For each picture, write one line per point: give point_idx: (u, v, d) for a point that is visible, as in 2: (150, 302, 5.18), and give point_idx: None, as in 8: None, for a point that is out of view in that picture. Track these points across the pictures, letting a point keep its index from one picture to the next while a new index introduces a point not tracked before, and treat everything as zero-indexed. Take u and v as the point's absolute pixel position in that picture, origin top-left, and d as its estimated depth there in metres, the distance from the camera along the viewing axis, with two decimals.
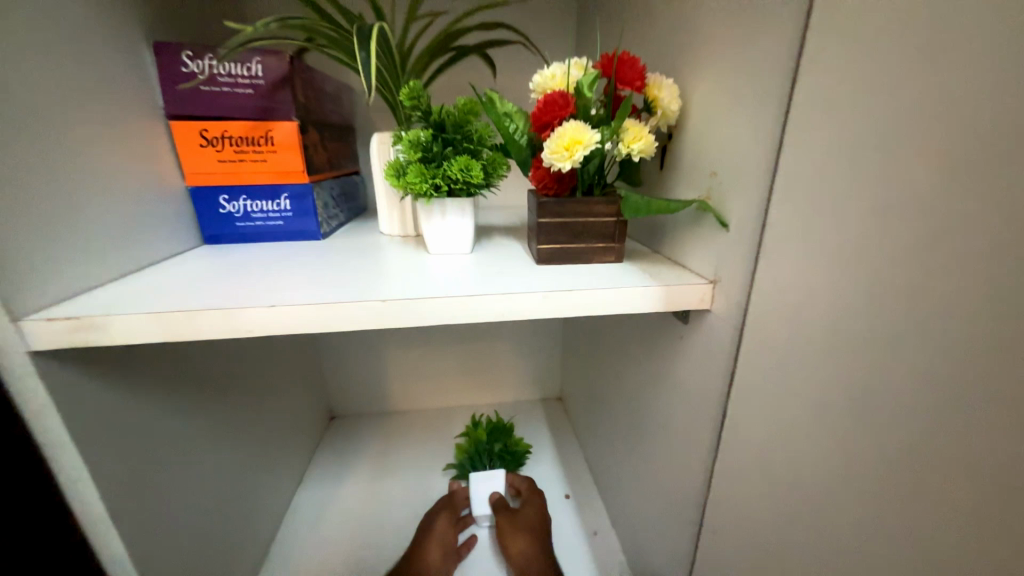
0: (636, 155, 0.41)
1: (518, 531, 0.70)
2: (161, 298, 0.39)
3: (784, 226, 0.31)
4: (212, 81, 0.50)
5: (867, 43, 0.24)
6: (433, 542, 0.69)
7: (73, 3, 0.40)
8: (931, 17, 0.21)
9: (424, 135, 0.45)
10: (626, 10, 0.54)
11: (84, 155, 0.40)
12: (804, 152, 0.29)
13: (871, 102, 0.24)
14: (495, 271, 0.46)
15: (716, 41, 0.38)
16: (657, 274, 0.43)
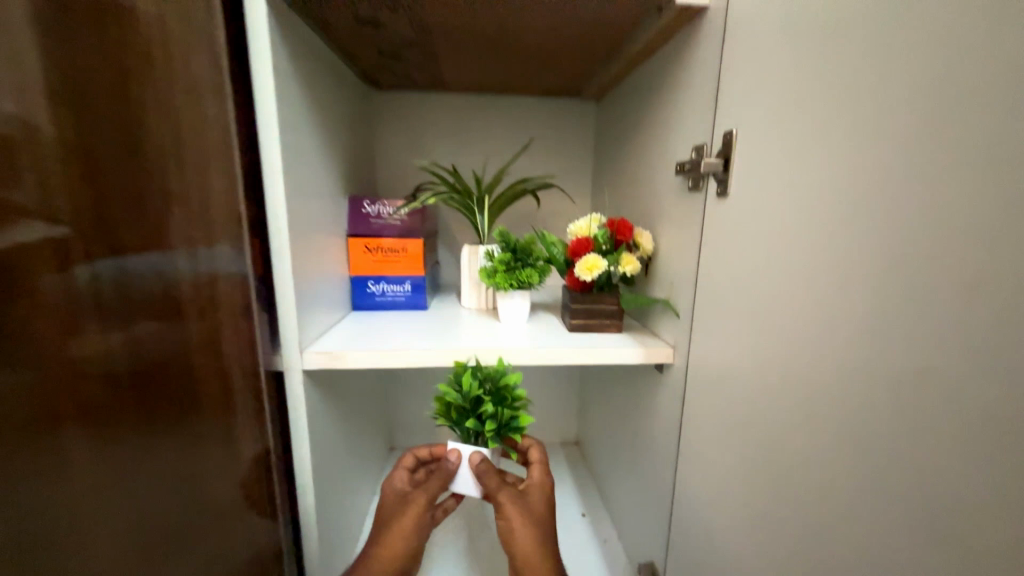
0: (628, 272, 0.73)
1: (517, 519, 0.58)
2: (361, 344, 0.70)
3: (702, 319, 0.61)
4: (379, 216, 0.85)
5: (723, 245, 0.56)
6: (404, 515, 0.61)
7: (326, 185, 0.76)
8: (738, 243, 0.53)
9: (505, 254, 0.78)
10: (622, 179, 0.90)
11: (322, 263, 0.73)
12: (707, 285, 0.60)
13: (726, 270, 0.55)
14: (543, 334, 0.76)
15: (668, 217, 0.71)
16: (642, 341, 0.72)
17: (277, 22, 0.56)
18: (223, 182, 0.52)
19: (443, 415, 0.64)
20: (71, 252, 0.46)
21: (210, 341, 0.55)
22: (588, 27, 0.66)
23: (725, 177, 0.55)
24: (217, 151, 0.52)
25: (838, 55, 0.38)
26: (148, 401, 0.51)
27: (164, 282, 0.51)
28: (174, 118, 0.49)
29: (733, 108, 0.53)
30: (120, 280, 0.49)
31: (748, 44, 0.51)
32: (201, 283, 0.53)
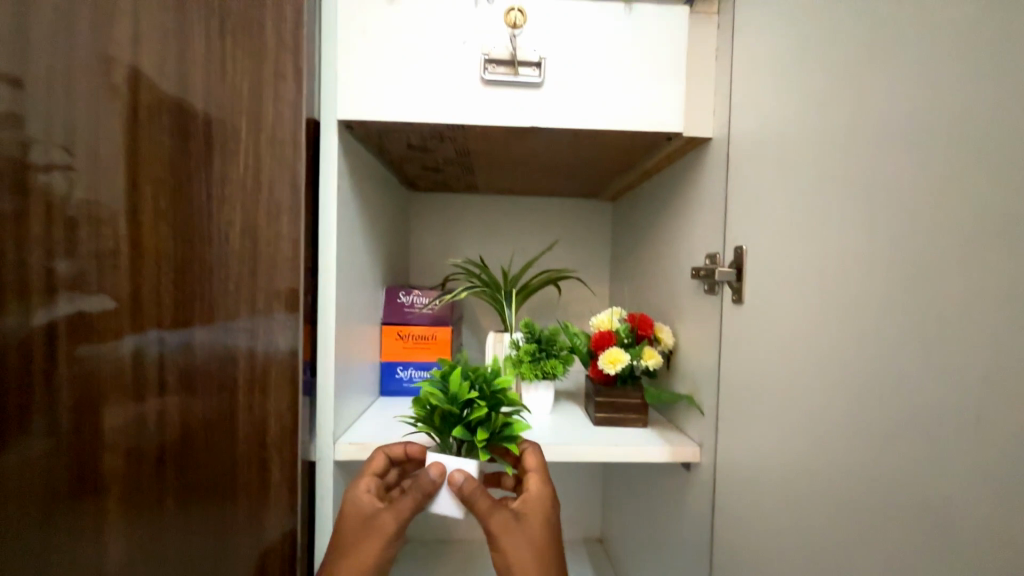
0: (650, 366, 0.75)
1: (503, 537, 0.56)
2: (391, 434, 0.72)
3: (728, 419, 0.62)
4: (413, 305, 0.91)
5: (742, 347, 0.59)
6: (376, 532, 0.58)
7: (368, 279, 0.83)
8: (757, 347, 0.55)
9: (531, 345, 0.81)
10: (640, 273, 0.95)
11: (358, 352, 0.78)
12: (730, 383, 0.61)
13: (747, 372, 0.57)
14: (567, 427, 0.77)
15: (686, 314, 0.75)
16: (667, 438, 0.72)
17: (346, 152, 0.67)
18: (289, 278, 0.58)
19: (426, 421, 0.60)
20: (144, 323, 0.57)
21: (258, 411, 0.58)
22: (607, 151, 0.75)
23: (739, 285, 0.59)
24: (288, 251, 0.58)
25: (831, 194, 0.44)
26: (187, 454, 0.58)
27: (223, 351, 0.58)
28: (255, 226, 0.57)
29: (741, 224, 0.59)
30: (182, 346, 0.57)
31: (750, 173, 0.58)
32: (259, 357, 0.58)
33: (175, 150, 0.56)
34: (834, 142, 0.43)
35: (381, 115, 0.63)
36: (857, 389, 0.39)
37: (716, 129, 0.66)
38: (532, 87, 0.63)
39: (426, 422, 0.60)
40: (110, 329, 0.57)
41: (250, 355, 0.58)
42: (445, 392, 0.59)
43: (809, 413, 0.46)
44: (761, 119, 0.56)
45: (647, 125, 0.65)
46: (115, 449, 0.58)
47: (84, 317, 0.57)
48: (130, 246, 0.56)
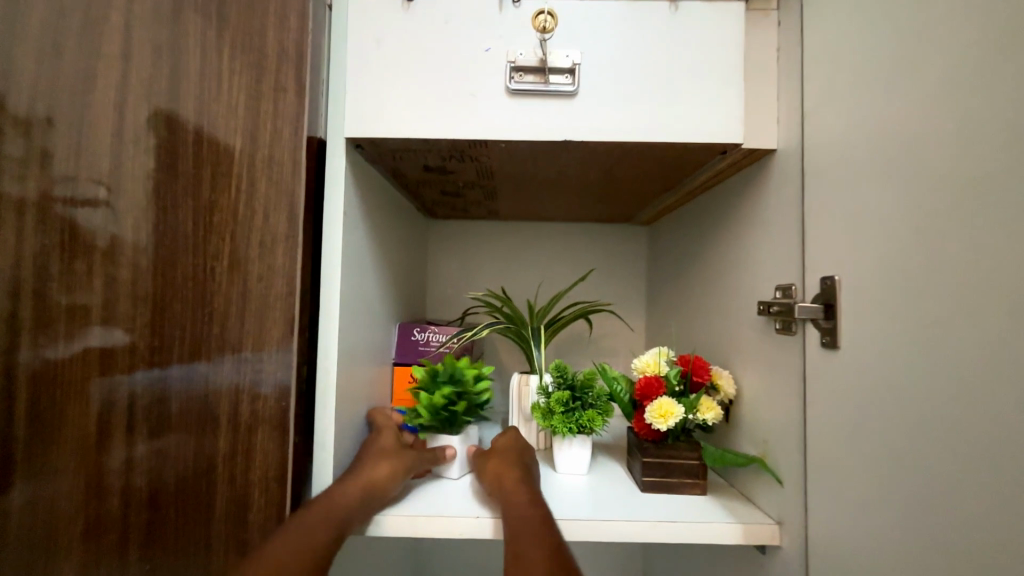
0: (710, 421, 0.63)
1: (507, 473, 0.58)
2: (406, 502, 0.59)
3: (821, 495, 0.49)
4: (428, 343, 0.82)
5: (839, 404, 0.46)
6: (401, 453, 0.60)
7: (378, 316, 0.75)
8: (862, 406, 0.43)
9: (564, 393, 0.69)
10: (684, 306, 0.84)
11: (365, 400, 0.68)
12: (821, 449, 0.49)
13: (848, 438, 0.45)
14: (609, 494, 0.65)
15: (749, 357, 0.63)
16: (735, 511, 0.59)
17: (355, 174, 0.60)
18: (281, 315, 0.50)
19: (444, 414, 0.64)
20: (116, 365, 0.49)
21: (241, 468, 0.49)
22: (649, 168, 0.66)
23: (828, 326, 0.47)
24: (282, 282, 0.50)
25: (971, 209, 0.33)
26: (155, 523, 0.48)
27: (204, 395, 0.49)
28: (246, 255, 0.49)
29: (824, 250, 0.48)
30: (158, 387, 0.49)
31: (835, 187, 0.47)
32: (245, 405, 0.49)
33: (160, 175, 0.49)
34: (969, 142, 0.33)
35: (394, 131, 0.55)
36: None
37: (781, 138, 0.56)
38: (565, 96, 0.55)
39: (446, 413, 0.65)
40: (78, 372, 0.49)
41: (234, 401, 0.49)
42: (468, 383, 0.66)
43: (963, 510, 0.33)
44: (846, 121, 0.46)
45: (700, 137, 0.56)
46: (69, 521, 0.48)
47: (52, 367, 0.49)
48: (107, 283, 0.49)
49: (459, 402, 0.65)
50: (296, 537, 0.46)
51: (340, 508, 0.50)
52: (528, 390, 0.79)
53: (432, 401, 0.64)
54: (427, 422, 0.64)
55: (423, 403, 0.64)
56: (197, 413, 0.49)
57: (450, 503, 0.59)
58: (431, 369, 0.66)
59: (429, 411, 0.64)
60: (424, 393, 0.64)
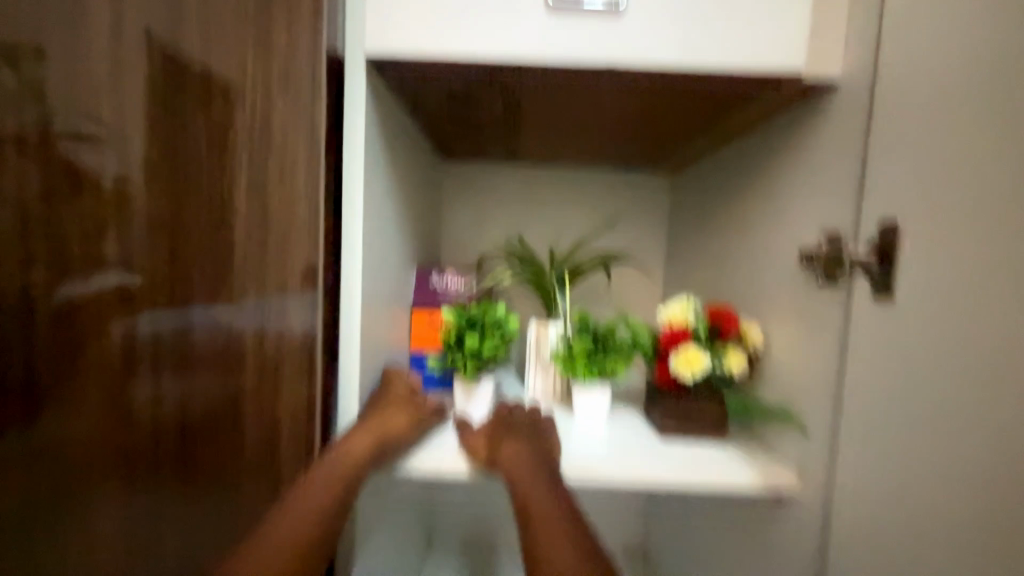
0: (734, 371, 0.63)
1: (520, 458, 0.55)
2: (432, 441, 0.61)
3: (849, 444, 0.48)
4: (447, 289, 0.80)
5: (881, 355, 0.44)
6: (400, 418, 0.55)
7: (397, 258, 0.72)
8: (908, 357, 0.41)
9: (587, 341, 0.69)
10: (711, 259, 0.81)
11: (385, 342, 0.67)
12: (855, 400, 0.48)
13: (890, 390, 0.43)
14: (630, 440, 0.66)
15: (781, 309, 0.61)
16: (755, 461, 0.60)
17: (375, 102, 0.56)
18: (304, 253, 0.47)
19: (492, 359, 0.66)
20: (134, 303, 0.48)
21: (268, 408, 0.49)
22: (690, 104, 0.61)
23: (880, 276, 0.44)
24: (303, 216, 0.47)
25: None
26: (186, 452, 0.49)
27: (227, 335, 0.48)
28: (265, 185, 0.47)
29: (882, 195, 0.45)
30: (177, 328, 0.48)
31: (904, 125, 0.43)
32: (268, 344, 0.48)
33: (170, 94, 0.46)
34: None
35: (418, 51, 0.50)
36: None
37: (845, 72, 0.51)
38: (609, 16, 0.50)
39: (492, 357, 0.66)
40: (97, 313, 0.48)
41: (258, 341, 0.48)
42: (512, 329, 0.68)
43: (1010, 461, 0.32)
44: (927, 46, 0.41)
45: (756, 69, 0.51)
46: (99, 449, 0.49)
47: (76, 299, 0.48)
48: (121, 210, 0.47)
49: (502, 348, 0.67)
50: (300, 507, 0.48)
51: (348, 471, 0.50)
52: (547, 338, 0.78)
53: (481, 349, 0.65)
54: (477, 368, 0.66)
55: (474, 351, 0.64)
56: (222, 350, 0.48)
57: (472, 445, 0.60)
58: (475, 318, 0.67)
59: (477, 358, 0.65)
60: (476, 341, 0.65)
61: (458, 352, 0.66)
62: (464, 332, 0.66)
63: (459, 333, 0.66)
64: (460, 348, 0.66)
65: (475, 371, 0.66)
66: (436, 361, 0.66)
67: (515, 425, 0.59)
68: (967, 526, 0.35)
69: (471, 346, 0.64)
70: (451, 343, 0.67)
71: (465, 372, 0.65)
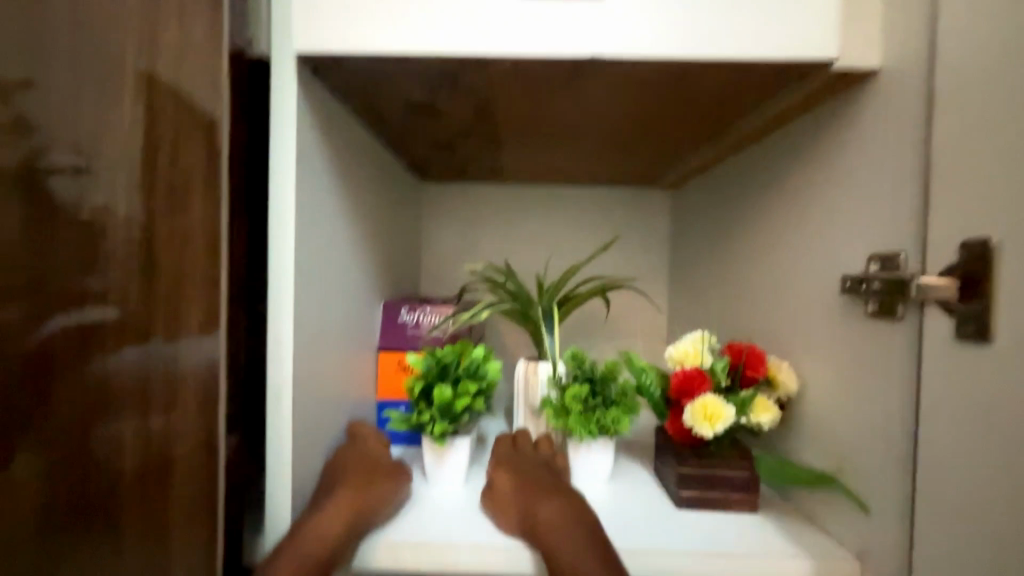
0: (765, 425, 0.51)
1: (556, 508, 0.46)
2: (389, 523, 0.48)
3: (931, 533, 0.36)
4: (419, 326, 0.69)
5: (972, 417, 0.33)
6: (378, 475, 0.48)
7: (357, 294, 0.62)
8: (1018, 424, 0.30)
9: (582, 389, 0.57)
10: (725, 283, 0.71)
11: (339, 396, 0.56)
12: (937, 474, 0.36)
13: (992, 467, 0.32)
14: (639, 509, 0.53)
15: (819, 347, 0.49)
16: (799, 539, 0.47)
17: (313, 109, 0.46)
18: (202, 279, 0.37)
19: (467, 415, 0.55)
20: (109, 342, 0.36)
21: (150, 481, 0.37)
22: (696, 103, 0.51)
23: (964, 310, 0.33)
24: (200, 230, 0.37)
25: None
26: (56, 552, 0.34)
27: (118, 387, 0.36)
28: (149, 186, 0.36)
29: (957, 203, 0.34)
30: (111, 375, 0.36)
31: (982, 112, 0.33)
32: (156, 392, 0.37)
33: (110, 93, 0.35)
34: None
35: (358, 44, 0.41)
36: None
37: (889, 54, 0.41)
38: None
39: (467, 414, 0.55)
40: (65, 353, 0.34)
41: (140, 393, 0.36)
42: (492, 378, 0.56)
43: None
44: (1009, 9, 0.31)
45: (778, 52, 0.41)
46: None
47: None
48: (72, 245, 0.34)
49: (479, 401, 0.55)
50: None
51: (316, 556, 0.40)
52: (536, 381, 0.67)
53: (454, 404, 0.53)
54: (447, 427, 0.54)
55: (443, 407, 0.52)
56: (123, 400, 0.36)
57: (440, 528, 0.47)
58: (443, 364, 0.55)
59: (448, 416, 0.54)
60: (446, 394, 0.53)
61: (426, 407, 0.54)
62: (432, 383, 0.55)
63: (427, 383, 0.54)
64: (429, 402, 0.55)
65: (447, 431, 0.54)
66: (399, 417, 0.54)
67: (536, 481, 0.48)
68: None
69: (439, 401, 0.52)
70: (418, 396, 0.55)
71: (433, 432, 0.53)
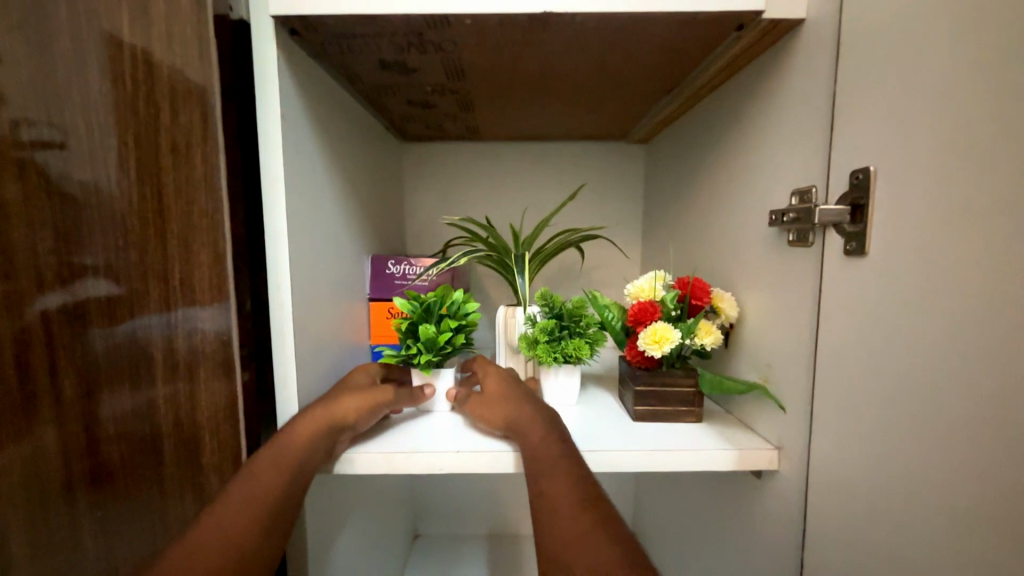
0: (708, 345, 0.58)
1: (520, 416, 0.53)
2: (385, 436, 0.56)
3: (826, 416, 0.44)
4: (405, 277, 0.75)
5: (854, 317, 0.40)
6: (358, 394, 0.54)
7: (346, 245, 0.67)
8: (883, 317, 0.37)
9: (552, 323, 0.64)
10: (685, 228, 0.77)
11: (335, 335, 0.63)
12: (831, 369, 0.44)
13: (865, 355, 0.39)
14: (601, 424, 0.61)
15: (754, 277, 0.56)
16: (732, 438, 0.56)
17: (291, 70, 0.49)
18: (209, 240, 0.44)
19: (449, 348, 0.61)
20: (102, 313, 0.39)
21: (185, 415, 0.45)
22: (648, 56, 0.56)
23: (856, 230, 0.40)
24: (205, 196, 0.43)
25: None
26: (119, 483, 0.41)
27: (145, 344, 0.42)
28: (157, 167, 0.41)
29: (853, 139, 0.40)
30: (140, 335, 0.42)
31: (877, 57, 0.38)
32: (179, 346, 0.44)
33: (97, 70, 0.38)
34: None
35: (331, 6, 0.45)
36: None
37: (813, 5, 0.45)
38: None
39: (449, 346, 0.61)
40: (54, 326, 0.37)
41: (166, 347, 0.43)
42: (472, 315, 0.63)
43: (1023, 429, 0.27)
44: None
45: (714, 6, 0.45)
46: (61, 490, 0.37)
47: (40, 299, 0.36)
48: (76, 207, 0.38)
49: (461, 335, 0.62)
50: (252, 487, 0.43)
51: (294, 452, 0.46)
52: (514, 322, 0.74)
53: (437, 338, 0.60)
54: (431, 357, 0.60)
55: (427, 339, 0.59)
56: (135, 359, 0.42)
57: (425, 440, 0.55)
58: (426, 303, 0.61)
59: (431, 347, 0.60)
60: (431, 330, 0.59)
61: (413, 342, 0.61)
62: (418, 321, 0.61)
63: (413, 321, 0.61)
64: (414, 337, 0.61)
65: (431, 361, 0.61)
66: (390, 353, 0.61)
67: (515, 393, 0.56)
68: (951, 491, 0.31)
69: (423, 334, 0.59)
70: (405, 334, 0.62)
71: (420, 363, 0.61)
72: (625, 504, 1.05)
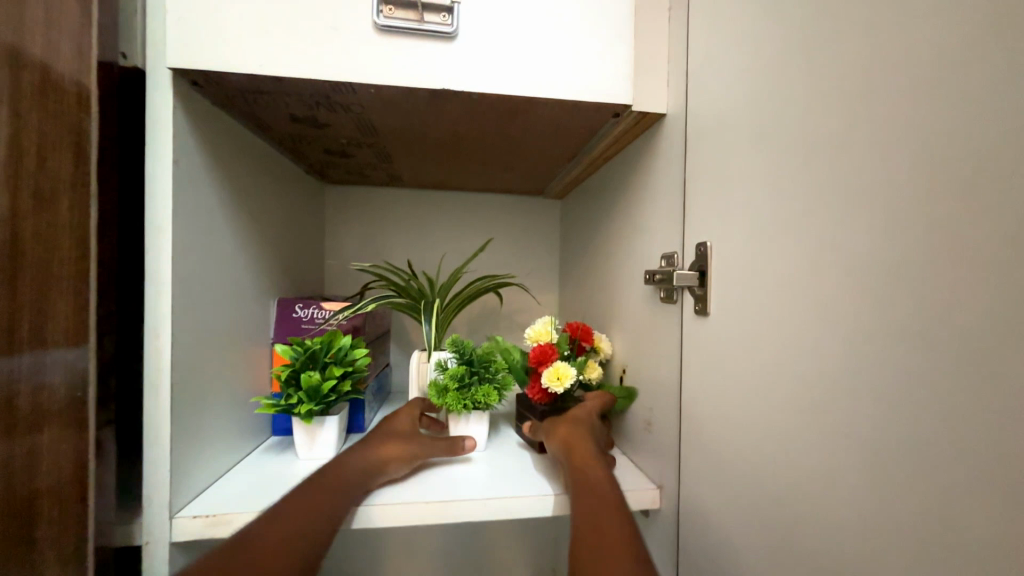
0: (593, 379, 0.67)
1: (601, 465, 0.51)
2: (272, 493, 0.53)
3: (692, 455, 0.50)
4: (312, 321, 0.72)
5: (710, 369, 0.47)
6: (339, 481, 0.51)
7: (249, 289, 0.65)
8: (729, 370, 0.44)
9: (461, 370, 0.65)
10: (588, 279, 0.84)
11: (230, 385, 0.59)
12: (694, 414, 0.49)
13: (718, 402, 0.45)
14: (506, 470, 0.62)
15: (637, 328, 0.63)
16: (622, 480, 0.59)
17: (193, 119, 0.50)
18: (70, 290, 0.40)
19: (330, 392, 0.60)
20: None
21: (20, 486, 0.37)
22: (545, 130, 0.62)
23: (702, 292, 0.48)
24: (70, 244, 0.40)
25: (840, 162, 0.32)
26: None
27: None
28: (14, 194, 0.36)
29: (701, 217, 0.48)
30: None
31: (715, 154, 0.46)
32: (21, 402, 0.37)
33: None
34: (841, 94, 0.32)
35: (237, 69, 0.46)
36: (901, 437, 0.27)
37: (670, 104, 0.54)
38: (444, 39, 0.49)
39: (330, 392, 0.60)
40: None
41: (5, 404, 0.36)
42: (358, 359, 0.64)
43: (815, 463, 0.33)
44: (723, 86, 0.45)
45: (593, 96, 0.52)
46: None
47: None
48: None
49: (347, 382, 0.62)
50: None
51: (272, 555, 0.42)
52: (427, 368, 0.74)
53: (319, 386, 0.59)
54: (310, 404, 0.58)
55: (308, 388, 0.58)
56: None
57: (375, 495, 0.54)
58: (311, 349, 0.60)
59: (313, 396, 0.59)
60: (313, 378, 0.58)
61: (295, 391, 0.60)
62: (300, 369, 0.60)
63: (295, 369, 0.59)
64: (297, 386, 0.60)
65: (310, 409, 0.59)
66: (268, 403, 0.59)
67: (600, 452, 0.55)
68: (783, 523, 0.36)
69: (304, 383, 0.58)
70: (286, 383, 0.60)
71: (300, 413, 0.58)
72: (545, 550, 1.04)
